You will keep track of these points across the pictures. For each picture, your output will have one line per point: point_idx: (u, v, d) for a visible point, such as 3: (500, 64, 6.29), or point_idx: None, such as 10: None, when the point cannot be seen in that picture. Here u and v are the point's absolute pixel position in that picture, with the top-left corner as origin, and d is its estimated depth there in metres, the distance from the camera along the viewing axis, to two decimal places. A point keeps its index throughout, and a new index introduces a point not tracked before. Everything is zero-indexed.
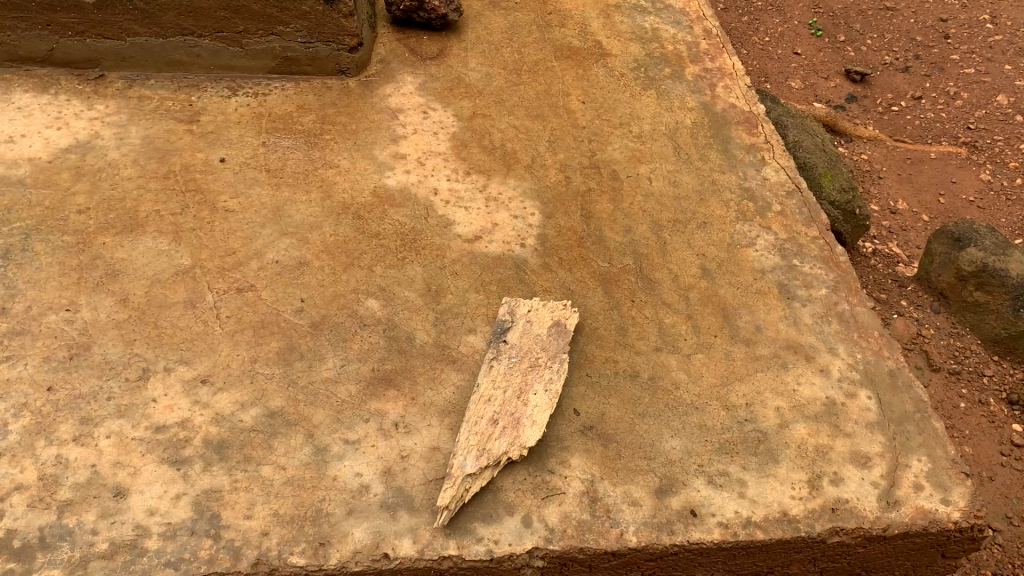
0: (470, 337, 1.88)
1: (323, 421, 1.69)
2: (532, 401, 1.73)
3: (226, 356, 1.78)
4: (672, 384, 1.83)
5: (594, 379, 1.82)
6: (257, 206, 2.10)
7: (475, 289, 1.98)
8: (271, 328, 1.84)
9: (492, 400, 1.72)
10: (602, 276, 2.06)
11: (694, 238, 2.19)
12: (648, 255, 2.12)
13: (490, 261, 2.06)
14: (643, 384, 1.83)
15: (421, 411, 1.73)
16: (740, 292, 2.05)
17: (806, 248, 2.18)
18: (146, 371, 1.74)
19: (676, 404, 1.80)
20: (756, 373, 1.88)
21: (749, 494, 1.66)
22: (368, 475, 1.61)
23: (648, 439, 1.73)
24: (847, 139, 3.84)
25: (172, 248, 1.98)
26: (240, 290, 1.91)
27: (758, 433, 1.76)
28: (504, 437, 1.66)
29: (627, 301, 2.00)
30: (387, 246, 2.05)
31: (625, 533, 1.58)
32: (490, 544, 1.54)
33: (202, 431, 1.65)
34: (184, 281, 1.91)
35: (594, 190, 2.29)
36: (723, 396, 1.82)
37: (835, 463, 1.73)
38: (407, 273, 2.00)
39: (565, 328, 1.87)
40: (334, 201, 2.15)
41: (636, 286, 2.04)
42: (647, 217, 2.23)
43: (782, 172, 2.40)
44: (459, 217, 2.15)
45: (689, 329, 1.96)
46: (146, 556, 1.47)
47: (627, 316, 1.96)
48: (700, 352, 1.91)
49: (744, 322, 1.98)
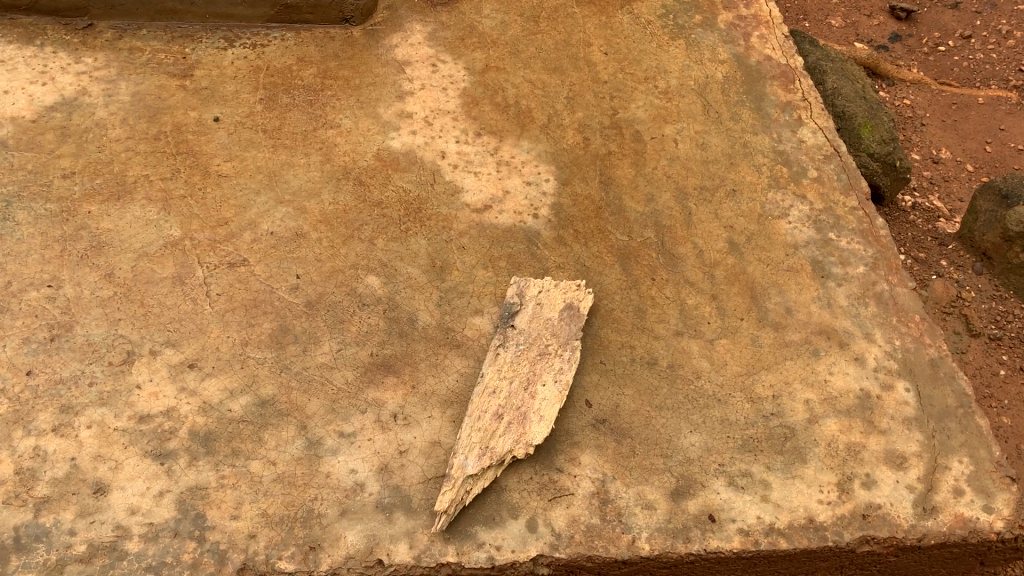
0: (477, 319, 1.81)
1: (317, 411, 1.64)
2: (540, 393, 1.67)
3: (216, 338, 1.73)
4: (692, 373, 1.75)
5: (609, 367, 1.75)
6: (252, 170, 2.02)
7: (483, 265, 1.90)
8: (264, 308, 1.79)
9: (497, 392, 1.66)
10: (620, 251, 1.96)
11: (722, 207, 2.06)
12: (671, 228, 2.01)
13: (500, 234, 1.97)
14: (662, 373, 1.75)
15: (422, 400, 1.67)
16: (769, 269, 1.94)
17: (844, 220, 2.05)
18: (131, 355, 1.69)
19: (695, 395, 1.72)
20: (784, 361, 1.79)
21: (773, 497, 1.59)
22: (364, 472, 1.57)
23: (665, 434, 1.66)
24: (888, 82, 3.62)
25: (161, 217, 1.91)
26: (232, 265, 1.85)
27: (785, 429, 1.68)
28: (509, 434, 1.60)
29: (647, 279, 1.91)
30: (390, 216, 1.97)
31: (637, 539, 1.53)
32: (492, 550, 1.49)
33: (189, 422, 1.61)
34: (173, 254, 1.85)
35: (615, 153, 2.16)
36: (748, 386, 1.74)
37: (867, 463, 1.65)
38: (410, 246, 1.92)
39: (578, 312, 1.80)
40: (334, 164, 2.06)
41: (657, 262, 1.94)
42: (672, 184, 2.10)
43: (820, 134, 2.24)
44: (469, 184, 2.05)
45: (713, 311, 1.86)
46: (126, 559, 1.45)
47: (646, 297, 1.87)
48: (725, 336, 1.82)
49: (774, 304, 1.88)
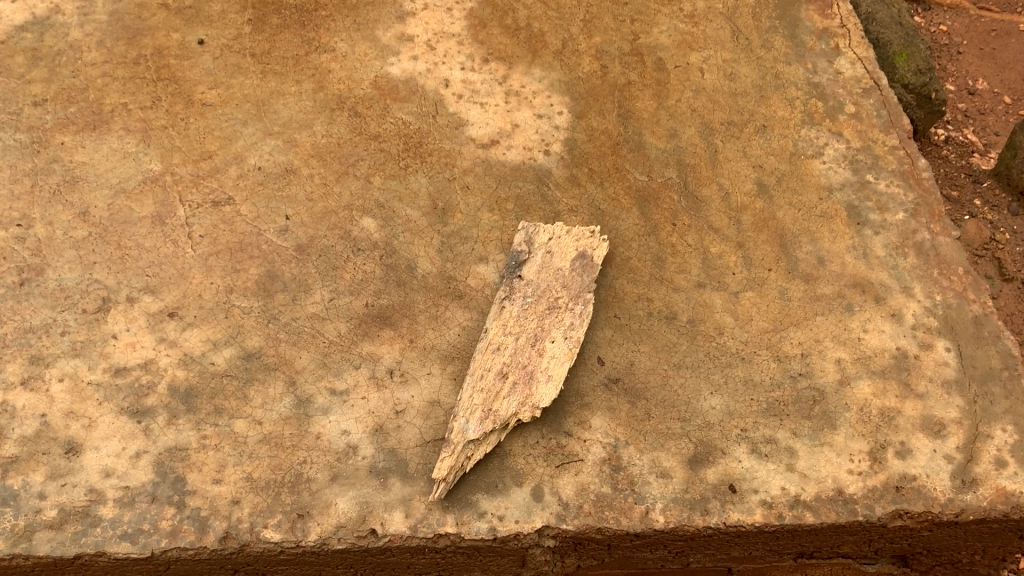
0: (481, 268, 1.75)
1: (307, 365, 1.60)
2: (549, 351, 1.61)
3: (198, 285, 1.68)
4: (715, 329, 1.70)
5: (623, 322, 1.70)
6: (239, 99, 1.93)
7: (489, 208, 1.83)
8: (250, 253, 1.73)
9: (501, 350, 1.61)
10: (638, 192, 1.88)
11: (751, 144, 1.96)
12: (695, 167, 1.92)
13: (508, 172, 1.88)
14: (681, 329, 1.70)
15: (421, 355, 1.63)
16: (801, 214, 1.86)
17: (883, 160, 1.95)
18: (106, 302, 1.65)
19: (718, 353, 1.67)
20: (815, 317, 1.73)
21: (800, 467, 1.55)
22: (356, 433, 1.54)
23: (684, 396, 1.62)
24: (924, 7, 3.41)
25: (139, 150, 1.84)
26: (217, 204, 1.78)
27: (814, 392, 1.64)
28: (514, 396, 1.56)
29: (668, 224, 1.84)
30: (389, 151, 1.89)
31: (651, 510, 1.50)
32: (494, 521, 1.47)
33: (168, 376, 1.57)
34: (152, 190, 1.78)
35: (634, 84, 2.04)
36: (775, 344, 1.69)
37: (903, 431, 1.60)
38: (410, 185, 1.85)
39: (592, 262, 1.73)
40: (329, 92, 1.96)
41: (679, 206, 1.86)
42: (696, 118, 2.00)
43: (860, 66, 2.10)
44: (474, 116, 1.95)
45: (739, 260, 1.79)
46: (99, 526, 1.42)
47: (666, 244, 1.81)
48: (751, 289, 1.76)
49: (804, 254, 1.81)
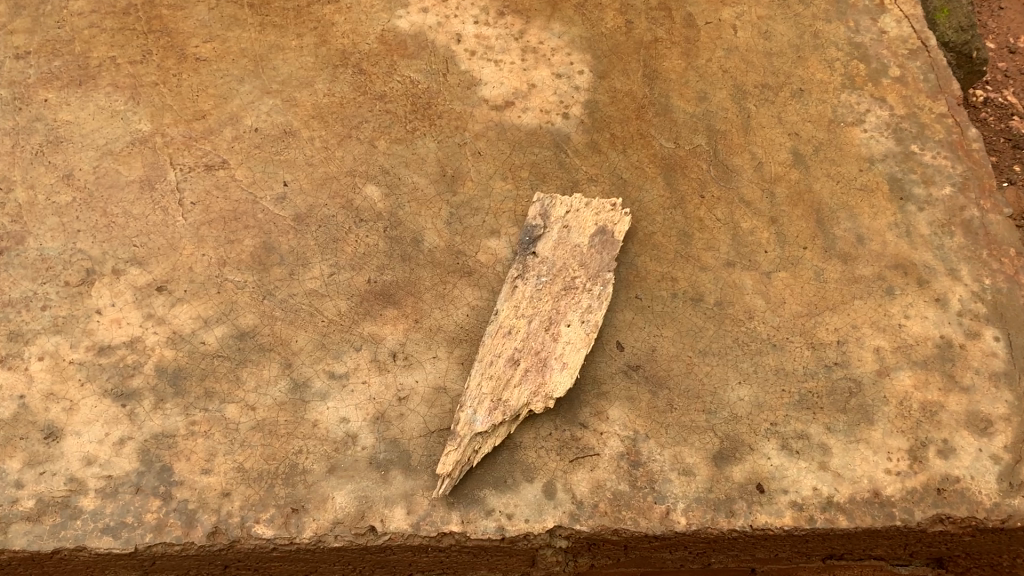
0: (492, 243, 1.87)
1: (304, 347, 1.71)
2: (563, 335, 1.72)
3: (188, 257, 1.80)
4: (745, 312, 1.81)
5: (644, 303, 1.81)
6: (235, 54, 2.10)
7: (502, 177, 1.96)
8: (243, 222, 1.86)
9: (513, 334, 1.72)
10: (663, 161, 2.02)
11: (787, 109, 2.11)
12: (726, 133, 2.06)
13: (524, 137, 2.03)
14: (707, 312, 1.80)
15: (425, 337, 1.74)
16: (840, 187, 1.99)
17: (929, 130, 2.09)
18: (90, 274, 1.77)
19: (749, 340, 1.77)
20: (854, 300, 1.83)
21: (834, 465, 1.64)
22: (355, 421, 1.63)
23: (714, 386, 1.71)
24: None
25: (127, 108, 1.99)
26: (209, 167, 1.92)
27: (850, 384, 1.73)
28: (527, 385, 1.66)
29: (696, 195, 1.97)
30: (395, 111, 2.05)
31: (672, 511, 1.58)
32: (501, 521, 1.55)
33: (155, 355, 1.68)
34: (140, 151, 1.94)
35: (662, 41, 2.21)
36: (810, 330, 1.80)
37: (946, 428, 1.69)
38: (417, 150, 1.99)
39: (611, 237, 1.85)
40: (330, 47, 2.14)
41: (706, 175, 2.00)
42: (728, 79, 2.15)
43: (906, 25, 2.27)
44: (487, 75, 2.11)
45: (771, 236, 1.92)
46: (80, 519, 1.51)
47: (692, 218, 1.93)
48: (784, 270, 1.87)
49: (843, 230, 1.93)
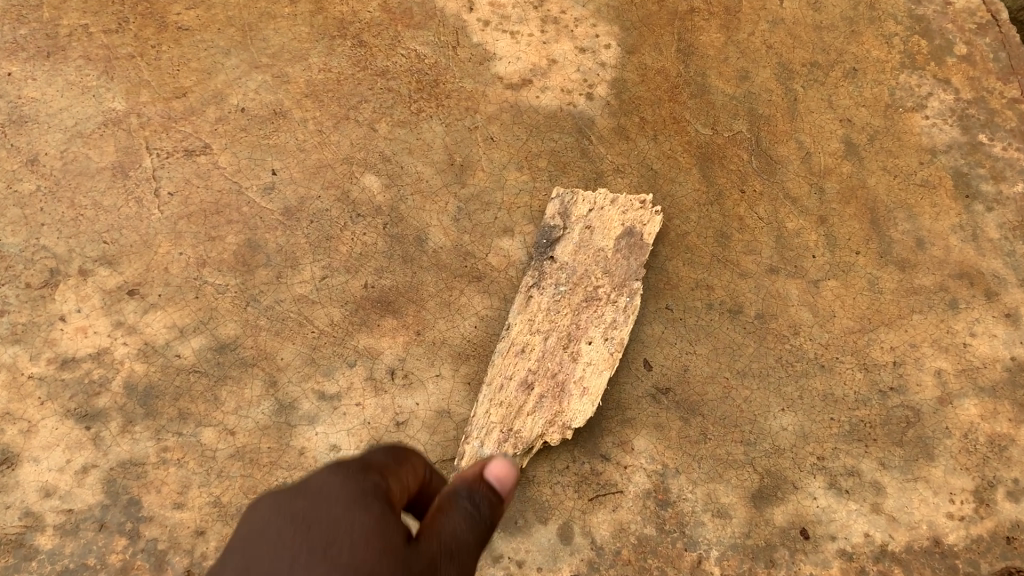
0: (506, 242, 2.56)
1: (294, 362, 2.32)
2: (586, 360, 2.30)
3: (162, 257, 2.45)
4: (797, 327, 2.45)
5: (672, 311, 2.46)
6: (227, 26, 2.88)
7: (519, 166, 2.69)
8: (223, 216, 2.53)
9: (529, 355, 2.31)
10: (704, 152, 2.75)
11: (839, 94, 2.88)
12: (776, 119, 2.81)
13: (540, 118, 2.79)
14: (747, 328, 2.44)
15: (429, 349, 2.36)
16: (894, 182, 2.69)
17: (1000, 121, 2.81)
18: (57, 274, 2.38)
19: (795, 364, 2.39)
20: (915, 318, 2.47)
21: (888, 506, 2.20)
22: (341, 445, 2.21)
23: (768, 419, 2.30)
24: None
25: (99, 84, 2.70)
26: (187, 155, 2.61)
27: (905, 414, 2.32)
28: (543, 416, 2.22)
29: (739, 187, 2.68)
30: (394, 86, 2.82)
31: (705, 557, 2.12)
32: (507, 564, 2.08)
33: (126, 370, 2.28)
34: (111, 130, 2.63)
35: (700, 12, 3.04)
36: (865, 352, 2.41)
37: (1015, 470, 2.25)
38: (419, 131, 2.74)
39: (642, 246, 2.48)
40: (329, 17, 2.93)
41: (760, 179, 2.69)
42: (773, 56, 2.95)
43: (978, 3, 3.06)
44: (498, 50, 2.91)
45: (821, 241, 2.60)
46: (34, 560, 2.02)
47: (736, 216, 2.63)
48: (835, 281, 2.53)
49: (904, 236, 2.60)
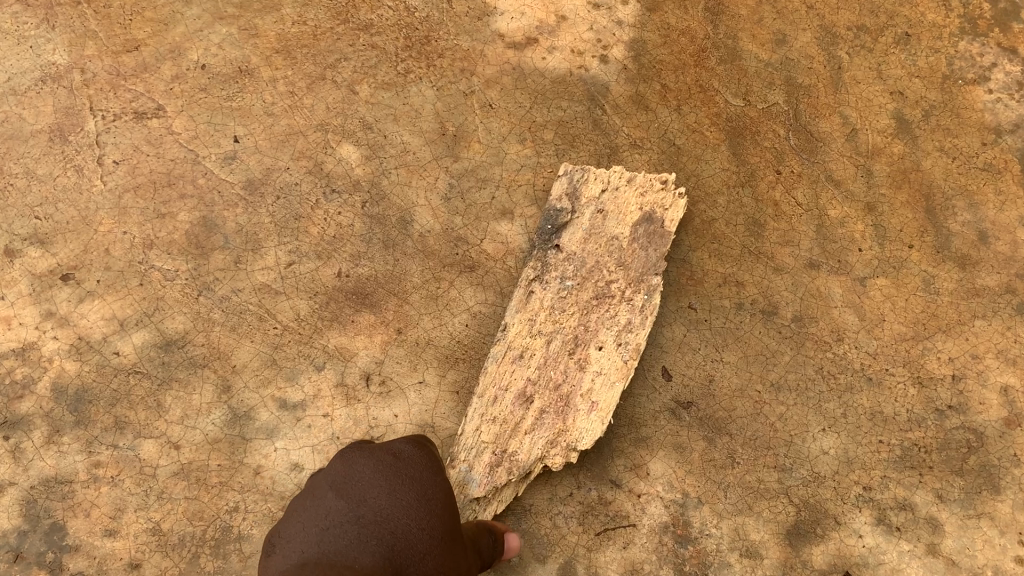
0: (502, 227, 2.88)
1: (250, 363, 2.64)
2: (591, 364, 2.57)
3: (107, 238, 2.79)
4: (846, 334, 2.74)
5: (696, 308, 2.77)
6: None
7: (523, 140, 3.02)
8: (173, 190, 2.88)
9: (530, 360, 2.59)
10: (737, 128, 3.07)
11: (895, 64, 3.21)
12: (824, 90, 3.15)
13: (553, 84, 3.14)
14: (784, 338, 2.73)
15: (409, 347, 2.68)
16: (953, 164, 3.01)
17: None
18: None
19: (848, 380, 2.68)
20: (980, 329, 2.76)
21: (942, 538, 2.48)
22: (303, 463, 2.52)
23: (814, 442, 2.60)
24: None
25: (34, 46, 3.07)
26: (137, 114, 2.99)
27: (963, 437, 2.60)
28: (548, 432, 2.50)
29: (780, 164, 3.01)
30: (378, 44, 3.18)
31: None
32: None
33: (56, 371, 2.60)
34: (41, 93, 2.99)
35: None
36: (919, 370, 2.69)
37: None
38: (406, 92, 3.10)
39: (661, 236, 2.73)
40: None
41: (803, 163, 3.01)
42: (819, 25, 3.28)
43: None
44: (504, 7, 3.26)
45: (868, 230, 2.90)
46: None
47: (776, 199, 2.95)
48: (886, 280, 2.82)
49: (964, 228, 2.91)
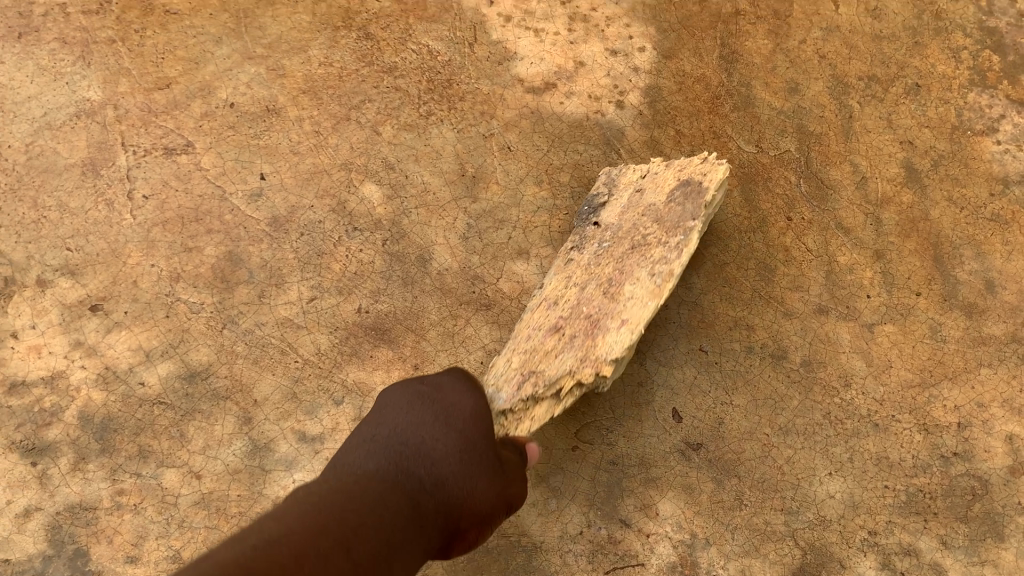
0: (517, 267, 2.91)
1: (271, 396, 2.66)
2: (624, 294, 2.56)
3: (136, 270, 2.83)
4: (853, 381, 2.75)
5: (708, 351, 2.78)
6: (210, 22, 3.32)
7: (540, 184, 3.07)
8: (201, 224, 2.93)
9: (563, 300, 2.63)
10: (749, 175, 3.10)
11: (906, 114, 3.24)
12: (836, 139, 3.19)
13: (569, 128, 3.18)
14: (793, 383, 2.74)
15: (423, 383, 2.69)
16: (961, 215, 3.03)
17: None
18: (16, 288, 2.76)
19: (854, 427, 2.68)
20: (984, 379, 2.76)
21: None
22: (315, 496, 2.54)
23: (820, 487, 2.59)
24: None
25: (71, 82, 3.13)
26: (167, 150, 3.04)
27: (967, 484, 2.60)
28: (578, 349, 2.46)
29: (790, 212, 3.03)
30: (402, 86, 3.23)
31: None
32: None
33: (83, 400, 2.62)
34: (75, 127, 3.05)
35: (753, 25, 3.45)
36: (925, 418, 2.69)
37: None
38: (428, 133, 3.14)
39: (699, 194, 2.72)
40: (331, 13, 3.38)
41: (813, 210, 3.04)
42: (830, 75, 3.34)
43: None
44: (524, 53, 3.34)
45: (876, 278, 2.92)
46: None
47: (785, 245, 2.97)
48: (894, 329, 2.83)
49: (971, 278, 2.92)
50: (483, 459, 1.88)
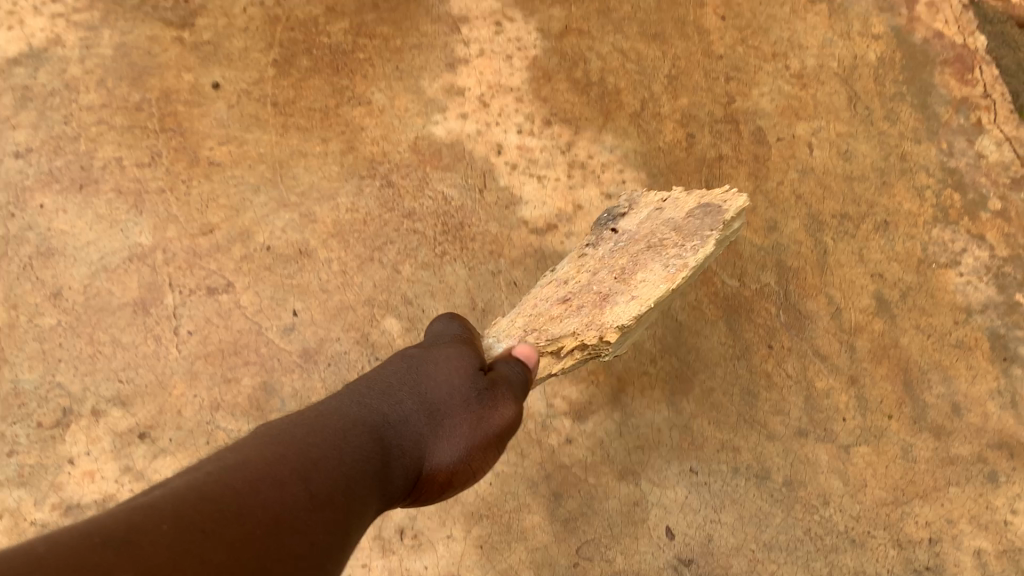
0: None
1: None
2: (638, 280, 2.32)
3: (179, 399, 2.69)
4: (835, 501, 2.57)
5: (698, 478, 2.61)
6: (247, 160, 3.03)
7: None
8: (239, 356, 2.76)
9: (586, 272, 2.45)
10: (727, 301, 2.84)
11: (867, 244, 2.91)
12: (804, 274, 2.87)
13: (549, 255, 2.93)
14: (773, 501, 2.58)
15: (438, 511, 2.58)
16: (925, 342, 2.77)
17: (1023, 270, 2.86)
18: (70, 415, 2.66)
19: (832, 543, 2.52)
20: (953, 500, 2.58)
21: None
22: None
23: None
24: None
25: (127, 222, 2.93)
26: (213, 292, 2.84)
27: None
28: (584, 312, 2.32)
29: (759, 341, 2.78)
30: (424, 226, 2.96)
31: None
32: None
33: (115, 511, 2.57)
34: (133, 266, 2.87)
35: (726, 154, 3.05)
36: (897, 535, 2.53)
37: None
38: (438, 271, 2.89)
39: (716, 209, 2.36)
40: (360, 151, 3.06)
41: (788, 333, 2.79)
42: (801, 209, 2.97)
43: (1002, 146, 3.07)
44: (527, 193, 3.01)
45: (846, 400, 2.70)
46: None
47: (755, 374, 2.74)
48: (865, 449, 2.64)
49: (937, 404, 2.69)
50: (459, 354, 2.03)
